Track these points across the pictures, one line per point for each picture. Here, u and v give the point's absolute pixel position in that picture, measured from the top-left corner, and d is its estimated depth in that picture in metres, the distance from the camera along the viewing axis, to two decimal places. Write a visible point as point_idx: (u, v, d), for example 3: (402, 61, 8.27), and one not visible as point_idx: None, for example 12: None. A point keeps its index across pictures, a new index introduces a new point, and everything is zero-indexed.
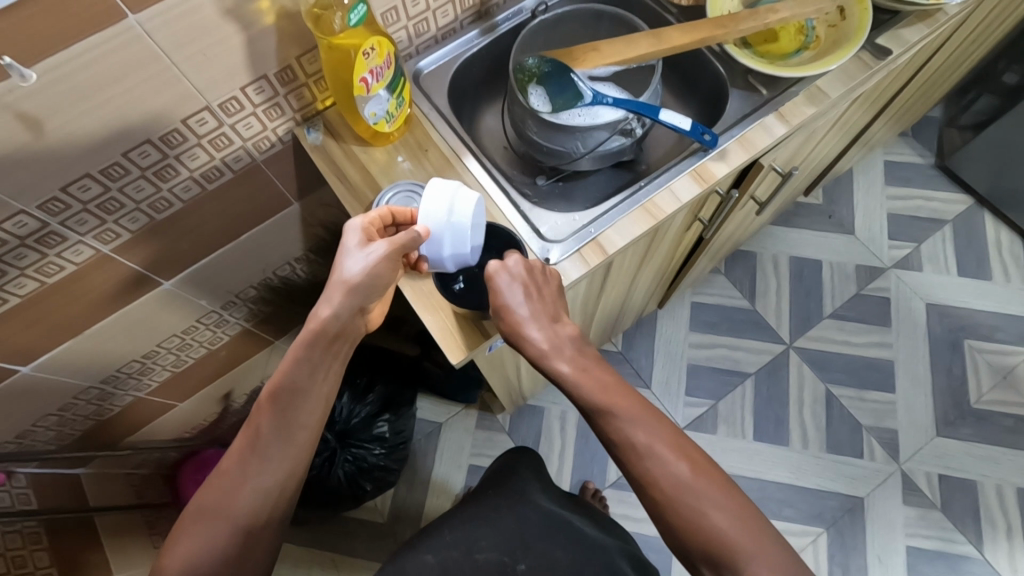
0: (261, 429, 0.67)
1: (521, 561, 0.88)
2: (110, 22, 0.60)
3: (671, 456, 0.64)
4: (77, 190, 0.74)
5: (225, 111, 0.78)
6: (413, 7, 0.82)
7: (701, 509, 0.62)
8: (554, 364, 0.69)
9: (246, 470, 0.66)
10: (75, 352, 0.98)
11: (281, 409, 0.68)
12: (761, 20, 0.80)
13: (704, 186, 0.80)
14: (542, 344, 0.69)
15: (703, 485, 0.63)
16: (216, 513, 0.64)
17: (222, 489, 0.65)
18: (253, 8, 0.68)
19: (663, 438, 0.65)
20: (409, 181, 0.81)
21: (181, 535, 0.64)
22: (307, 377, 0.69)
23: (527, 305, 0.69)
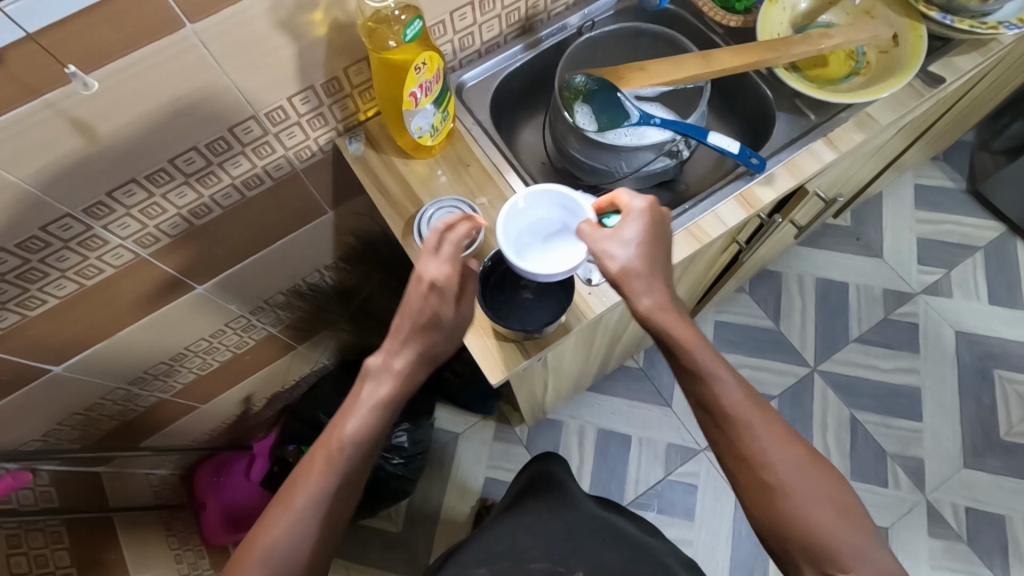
0: (333, 466, 0.65)
1: (575, 563, 0.84)
2: (169, 31, 0.60)
3: (738, 409, 0.65)
4: (121, 195, 0.74)
5: (270, 120, 0.78)
6: (460, 21, 0.81)
7: (770, 463, 0.63)
8: (642, 297, 0.66)
9: (318, 507, 0.65)
10: (106, 354, 0.99)
11: (358, 451, 0.66)
12: (812, 45, 0.79)
13: (750, 211, 0.78)
14: (636, 269, 0.66)
15: (773, 436, 0.64)
16: (284, 548, 0.63)
17: (291, 525, 0.64)
18: (306, 20, 0.68)
19: (733, 387, 0.65)
20: (453, 198, 0.80)
21: (248, 570, 0.63)
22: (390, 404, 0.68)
23: (645, 230, 0.67)
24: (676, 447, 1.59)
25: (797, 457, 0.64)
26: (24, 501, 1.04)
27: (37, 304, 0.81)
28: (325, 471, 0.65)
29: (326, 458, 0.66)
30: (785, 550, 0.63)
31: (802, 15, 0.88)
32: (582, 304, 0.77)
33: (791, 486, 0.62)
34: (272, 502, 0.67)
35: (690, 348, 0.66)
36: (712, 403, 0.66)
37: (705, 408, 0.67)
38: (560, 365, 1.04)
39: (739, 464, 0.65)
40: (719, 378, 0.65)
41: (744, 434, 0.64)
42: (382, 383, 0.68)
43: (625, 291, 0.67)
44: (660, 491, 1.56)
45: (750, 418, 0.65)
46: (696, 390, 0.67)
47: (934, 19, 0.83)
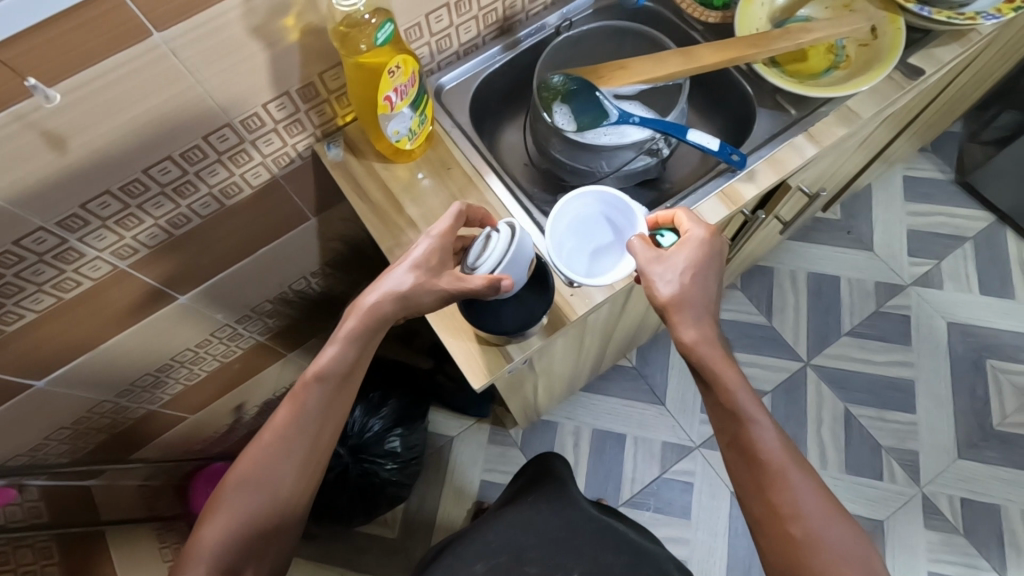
0: (283, 432, 0.66)
1: (571, 564, 0.85)
2: (136, 41, 0.59)
3: (773, 456, 0.63)
4: (96, 207, 0.73)
5: (246, 128, 0.77)
6: (437, 23, 0.81)
7: (801, 513, 0.61)
8: (687, 328, 0.67)
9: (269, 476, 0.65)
10: (88, 367, 0.97)
11: (306, 415, 0.67)
12: (791, 40, 0.79)
13: (732, 208, 0.78)
14: (683, 296, 0.67)
15: (811, 493, 0.62)
16: (237, 525, 0.63)
17: (246, 497, 0.64)
18: (278, 26, 0.67)
19: (771, 433, 0.64)
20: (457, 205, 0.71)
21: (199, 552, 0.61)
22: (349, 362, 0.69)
23: (696, 260, 0.68)
24: (672, 445, 1.59)
25: (831, 514, 0.61)
26: (12, 518, 1.02)
27: (15, 318, 0.80)
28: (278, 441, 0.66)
29: (277, 428, 0.66)
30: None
31: (781, 9, 0.88)
32: (564, 305, 0.76)
33: (822, 541, 0.60)
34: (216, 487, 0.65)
35: (730, 383, 0.65)
36: (746, 446, 0.65)
37: (738, 448, 0.66)
38: (550, 367, 1.04)
39: (766, 509, 0.63)
40: (756, 423, 0.65)
41: (778, 479, 0.62)
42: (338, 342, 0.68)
43: (670, 318, 0.67)
44: (656, 491, 1.55)
45: (785, 466, 0.63)
46: (735, 431, 0.66)
47: (913, 11, 0.82)
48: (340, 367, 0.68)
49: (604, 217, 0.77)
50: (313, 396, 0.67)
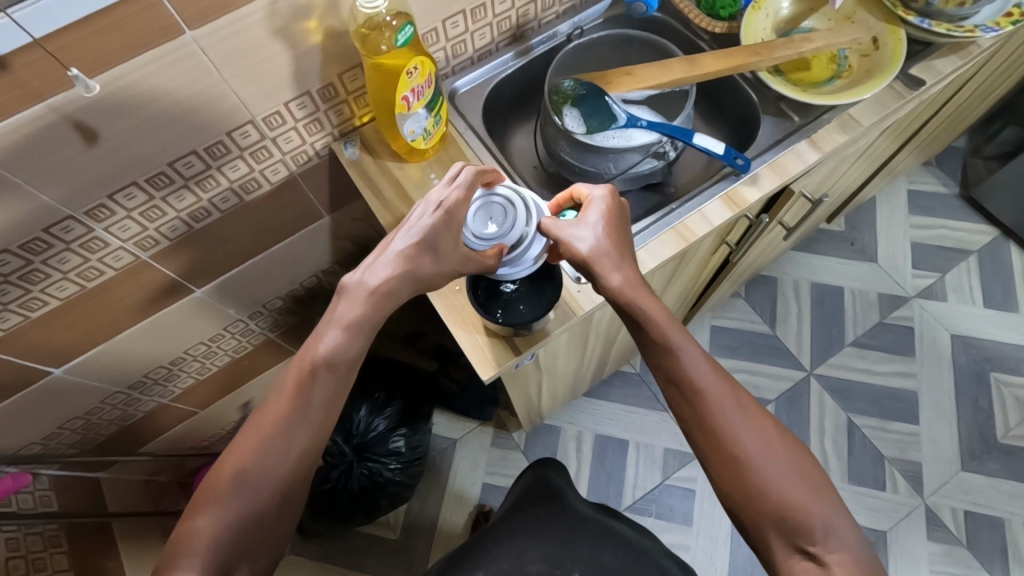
0: (281, 427, 0.64)
1: (570, 565, 0.89)
2: (168, 38, 0.62)
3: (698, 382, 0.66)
4: (122, 198, 0.76)
5: (268, 126, 0.80)
6: (453, 29, 0.84)
7: (733, 435, 0.63)
8: (612, 274, 0.68)
9: (267, 470, 0.63)
10: (105, 357, 1.00)
11: (305, 410, 0.65)
12: (794, 48, 0.81)
13: (736, 210, 0.80)
14: (603, 246, 0.68)
15: (734, 409, 0.65)
16: (232, 519, 0.61)
17: (246, 495, 0.62)
18: (301, 28, 0.71)
19: (701, 362, 0.66)
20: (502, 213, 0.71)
21: (190, 548, 0.59)
22: (353, 342, 0.66)
23: (606, 213, 0.70)
24: (674, 452, 1.60)
25: (762, 431, 0.64)
26: (23, 505, 1.05)
27: (39, 305, 0.82)
28: (274, 437, 0.64)
29: (274, 423, 0.64)
30: (755, 522, 0.62)
31: (785, 20, 0.90)
32: (573, 300, 0.78)
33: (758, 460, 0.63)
34: (208, 480, 0.63)
35: (650, 315, 0.67)
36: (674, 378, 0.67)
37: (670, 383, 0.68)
38: (554, 367, 1.06)
39: (708, 440, 0.65)
40: (686, 355, 0.67)
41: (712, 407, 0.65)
42: (336, 330, 0.66)
43: (594, 271, 0.68)
44: (658, 497, 1.56)
45: (711, 393, 0.65)
46: (664, 365, 0.67)
47: (913, 23, 0.84)
48: (342, 355, 0.66)
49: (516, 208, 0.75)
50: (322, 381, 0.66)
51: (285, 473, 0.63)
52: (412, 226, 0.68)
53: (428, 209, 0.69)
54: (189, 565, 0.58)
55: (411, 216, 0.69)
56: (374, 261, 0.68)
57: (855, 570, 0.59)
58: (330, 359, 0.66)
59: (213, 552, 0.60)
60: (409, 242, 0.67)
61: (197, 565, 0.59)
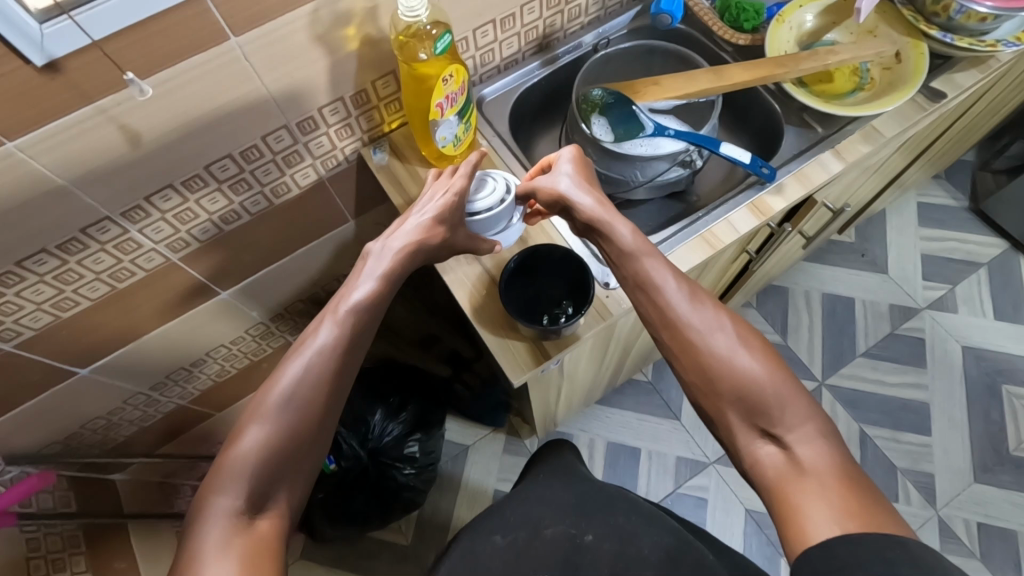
0: (326, 355, 0.62)
1: (585, 528, 0.77)
2: (215, 43, 0.64)
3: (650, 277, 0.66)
4: (158, 200, 0.77)
5: (301, 130, 0.82)
6: (483, 38, 0.86)
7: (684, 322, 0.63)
8: (584, 199, 0.71)
9: (311, 397, 0.60)
10: (130, 357, 1.01)
11: (349, 341, 0.63)
12: (821, 61, 0.82)
13: (762, 219, 0.81)
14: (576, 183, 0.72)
15: (686, 297, 0.64)
16: (276, 445, 0.58)
17: (285, 422, 0.58)
18: (341, 35, 0.72)
19: (655, 259, 0.66)
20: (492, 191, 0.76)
21: (233, 472, 0.56)
22: (385, 285, 0.68)
23: (576, 159, 0.75)
24: (685, 461, 1.61)
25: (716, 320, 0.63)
26: (43, 505, 1.09)
27: (71, 305, 0.83)
28: (316, 363, 0.61)
29: (317, 349, 0.62)
30: (718, 409, 0.60)
31: (808, 33, 0.91)
32: (601, 306, 0.79)
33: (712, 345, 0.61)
34: (247, 409, 0.59)
35: (611, 224, 0.69)
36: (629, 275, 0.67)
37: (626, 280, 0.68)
38: (575, 372, 1.07)
39: (669, 332, 0.64)
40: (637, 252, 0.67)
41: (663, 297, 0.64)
42: (368, 283, 0.67)
43: (568, 201, 0.71)
44: (670, 505, 1.57)
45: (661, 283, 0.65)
46: (624, 265, 0.68)
47: (935, 38, 0.85)
48: (378, 301, 0.67)
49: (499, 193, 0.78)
50: (356, 310, 0.65)
51: (327, 401, 0.61)
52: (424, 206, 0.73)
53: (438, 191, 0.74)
54: (233, 491, 0.55)
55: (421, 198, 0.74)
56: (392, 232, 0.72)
57: (827, 448, 0.55)
58: (368, 300, 0.66)
59: (253, 482, 0.56)
60: (425, 218, 0.72)
61: (240, 490, 0.55)
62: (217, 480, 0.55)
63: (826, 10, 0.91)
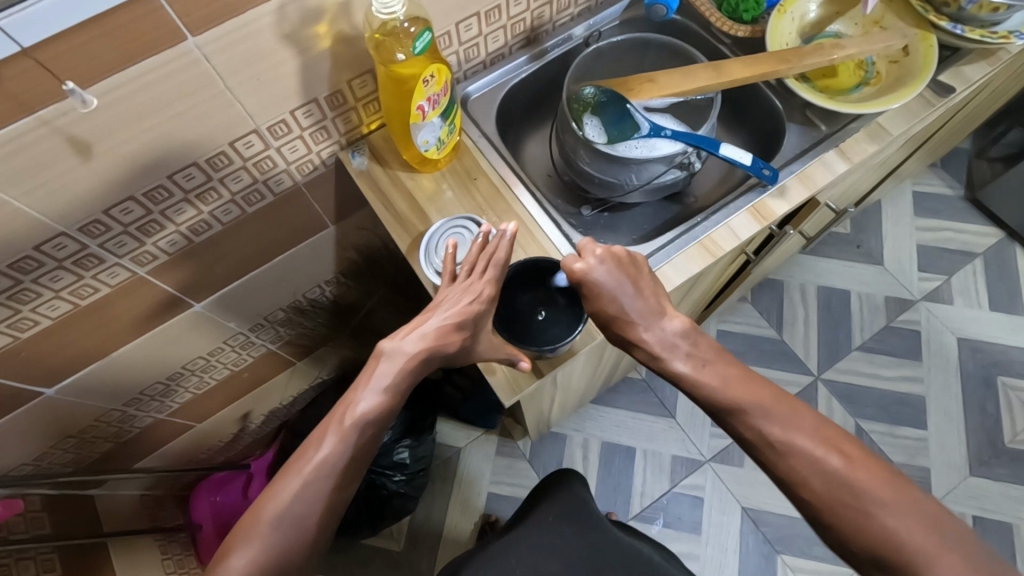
0: (323, 474, 0.65)
1: None
2: (170, 45, 0.58)
3: (777, 441, 0.62)
4: (119, 213, 0.71)
5: (273, 135, 0.76)
6: (466, 32, 0.81)
7: (817, 492, 0.59)
8: (649, 328, 0.69)
9: (308, 513, 0.64)
10: (101, 375, 0.96)
11: (347, 457, 0.67)
12: (825, 55, 0.77)
13: (763, 224, 0.77)
14: (633, 310, 0.69)
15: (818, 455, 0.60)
16: (269, 562, 0.63)
17: (290, 518, 0.64)
18: (311, 33, 0.67)
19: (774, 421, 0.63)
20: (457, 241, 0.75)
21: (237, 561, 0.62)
22: (396, 395, 0.69)
23: (615, 274, 0.69)
24: (681, 459, 1.59)
25: (859, 480, 0.58)
26: (15, 528, 1.04)
27: (29, 325, 0.78)
28: (323, 465, 0.66)
29: (316, 467, 0.65)
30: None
31: (810, 24, 0.86)
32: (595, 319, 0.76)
33: (857, 510, 0.57)
34: (248, 517, 0.65)
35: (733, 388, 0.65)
36: (749, 441, 0.64)
37: (749, 445, 0.65)
38: (568, 381, 1.04)
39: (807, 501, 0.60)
40: (753, 415, 0.63)
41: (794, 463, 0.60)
42: (371, 395, 0.68)
43: (632, 331, 0.69)
44: (666, 505, 1.55)
45: (784, 448, 0.61)
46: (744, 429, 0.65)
47: (945, 29, 0.80)
48: (378, 418, 0.68)
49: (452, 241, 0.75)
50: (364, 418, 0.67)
51: (322, 513, 0.65)
52: (437, 312, 0.70)
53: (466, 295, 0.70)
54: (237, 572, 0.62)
55: (436, 301, 0.71)
56: (406, 331, 0.71)
57: None
58: (375, 409, 0.68)
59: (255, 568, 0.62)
60: (445, 320, 0.68)
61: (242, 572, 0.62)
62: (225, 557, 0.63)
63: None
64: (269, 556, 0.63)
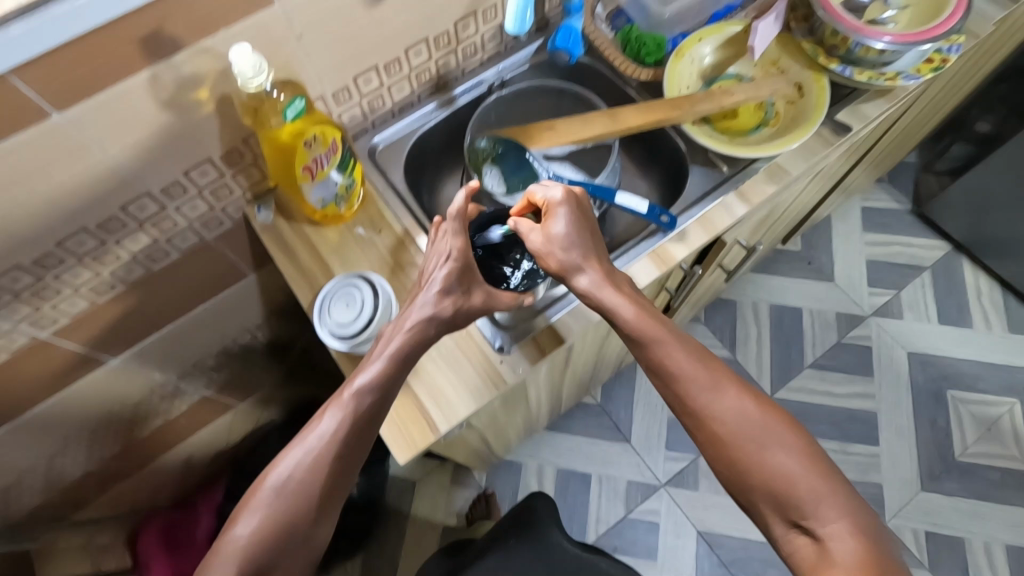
0: (327, 447, 0.60)
1: None
2: (33, 121, 0.58)
3: (696, 376, 0.59)
4: (6, 281, 0.71)
5: (168, 196, 0.76)
6: (366, 85, 0.81)
7: (731, 430, 0.57)
8: (581, 278, 0.63)
9: (310, 488, 0.59)
10: (16, 436, 0.94)
11: (354, 430, 0.61)
12: (716, 102, 0.78)
13: (664, 268, 0.78)
14: (569, 258, 0.63)
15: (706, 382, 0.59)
16: (268, 537, 0.58)
17: (285, 505, 0.58)
18: (191, 98, 0.67)
19: (681, 351, 0.60)
20: (346, 295, 0.72)
21: (226, 556, 0.57)
22: (396, 375, 0.63)
23: (572, 221, 0.64)
24: (636, 484, 1.59)
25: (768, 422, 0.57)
26: None
27: None
28: (320, 450, 0.60)
29: (320, 438, 0.60)
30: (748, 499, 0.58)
31: (711, 66, 0.87)
32: (495, 375, 0.73)
33: (761, 452, 0.57)
34: (250, 490, 0.61)
35: (660, 341, 0.60)
36: (667, 369, 0.60)
37: (662, 373, 0.61)
38: (498, 427, 1.02)
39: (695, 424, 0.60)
40: (665, 344, 0.60)
41: (702, 401, 0.59)
42: (376, 364, 0.63)
43: (564, 279, 0.64)
44: (622, 530, 1.55)
45: (702, 385, 0.59)
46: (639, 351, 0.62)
47: (835, 72, 0.82)
48: (386, 387, 0.62)
49: (343, 301, 0.72)
50: (362, 398, 0.62)
51: (327, 486, 0.60)
52: (433, 277, 0.66)
53: (440, 261, 0.67)
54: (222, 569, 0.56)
55: (430, 264, 0.68)
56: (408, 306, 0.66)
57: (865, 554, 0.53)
58: (374, 387, 0.62)
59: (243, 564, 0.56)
60: (432, 294, 0.65)
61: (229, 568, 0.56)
62: (212, 557, 0.57)
63: (726, 42, 0.87)
64: (261, 549, 0.57)
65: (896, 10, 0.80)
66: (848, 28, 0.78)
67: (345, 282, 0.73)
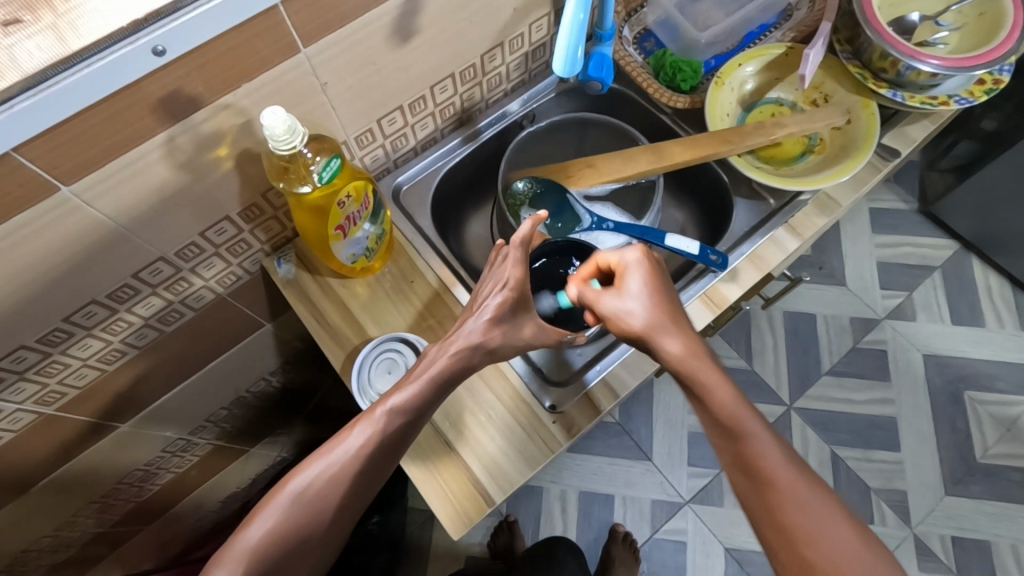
0: (352, 463, 0.56)
1: None
2: (39, 198, 0.51)
3: (795, 488, 0.52)
4: (10, 363, 0.64)
5: (183, 258, 0.69)
6: (390, 126, 0.75)
7: (829, 557, 0.50)
8: (670, 342, 0.58)
9: (331, 499, 0.55)
10: (21, 513, 0.87)
11: (382, 448, 0.58)
12: (767, 135, 0.75)
13: (716, 311, 0.74)
14: (656, 319, 0.59)
15: (806, 495, 0.52)
16: (279, 543, 0.54)
17: (302, 514, 0.54)
18: (210, 157, 0.61)
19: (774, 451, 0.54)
20: (387, 362, 0.68)
21: (233, 557, 0.53)
22: (434, 397, 0.60)
23: (647, 278, 0.61)
24: (661, 503, 1.56)
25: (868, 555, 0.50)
26: None
27: None
28: (346, 462, 0.56)
29: (347, 452, 0.56)
30: None
31: (750, 92, 0.83)
32: (547, 436, 0.68)
33: None
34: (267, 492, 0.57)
35: (750, 433, 0.55)
36: (759, 472, 0.54)
37: (749, 473, 0.54)
38: None
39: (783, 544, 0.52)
40: (757, 440, 0.54)
41: (808, 520, 0.51)
42: (415, 384, 0.59)
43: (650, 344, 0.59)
44: (649, 553, 1.52)
45: (804, 498, 0.52)
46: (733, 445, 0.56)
47: (885, 97, 0.78)
48: (421, 410, 0.59)
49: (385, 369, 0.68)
50: (397, 416, 0.58)
51: (347, 498, 0.56)
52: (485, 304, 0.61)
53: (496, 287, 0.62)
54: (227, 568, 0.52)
55: (484, 289, 0.63)
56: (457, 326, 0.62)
57: None
58: (411, 406, 0.58)
59: (249, 567, 0.53)
60: (481, 322, 0.60)
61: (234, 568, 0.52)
62: (220, 556, 0.54)
63: (767, 66, 0.82)
64: (270, 556, 0.54)
65: (948, 32, 0.78)
66: (902, 52, 0.74)
67: (385, 347, 0.69)
